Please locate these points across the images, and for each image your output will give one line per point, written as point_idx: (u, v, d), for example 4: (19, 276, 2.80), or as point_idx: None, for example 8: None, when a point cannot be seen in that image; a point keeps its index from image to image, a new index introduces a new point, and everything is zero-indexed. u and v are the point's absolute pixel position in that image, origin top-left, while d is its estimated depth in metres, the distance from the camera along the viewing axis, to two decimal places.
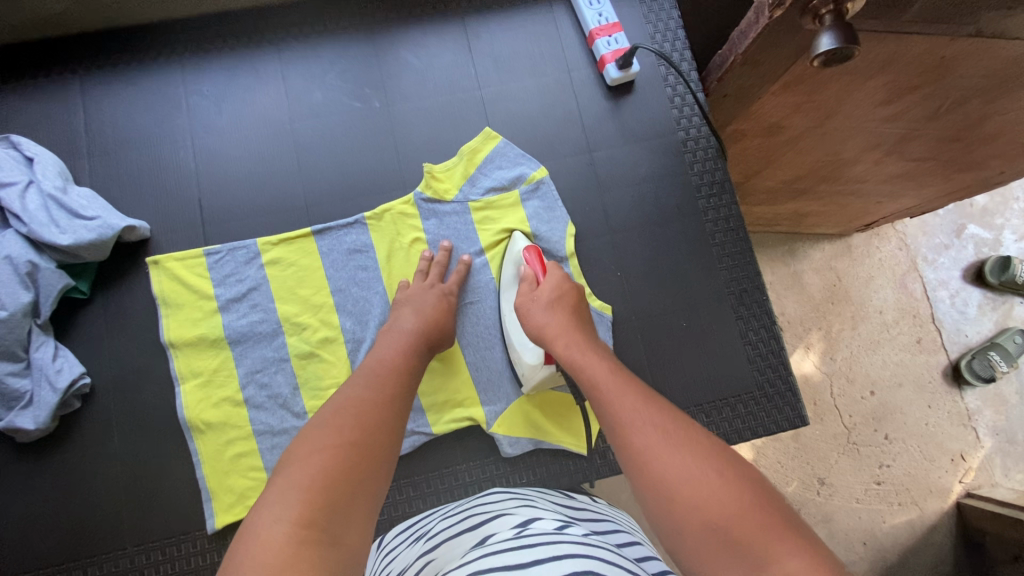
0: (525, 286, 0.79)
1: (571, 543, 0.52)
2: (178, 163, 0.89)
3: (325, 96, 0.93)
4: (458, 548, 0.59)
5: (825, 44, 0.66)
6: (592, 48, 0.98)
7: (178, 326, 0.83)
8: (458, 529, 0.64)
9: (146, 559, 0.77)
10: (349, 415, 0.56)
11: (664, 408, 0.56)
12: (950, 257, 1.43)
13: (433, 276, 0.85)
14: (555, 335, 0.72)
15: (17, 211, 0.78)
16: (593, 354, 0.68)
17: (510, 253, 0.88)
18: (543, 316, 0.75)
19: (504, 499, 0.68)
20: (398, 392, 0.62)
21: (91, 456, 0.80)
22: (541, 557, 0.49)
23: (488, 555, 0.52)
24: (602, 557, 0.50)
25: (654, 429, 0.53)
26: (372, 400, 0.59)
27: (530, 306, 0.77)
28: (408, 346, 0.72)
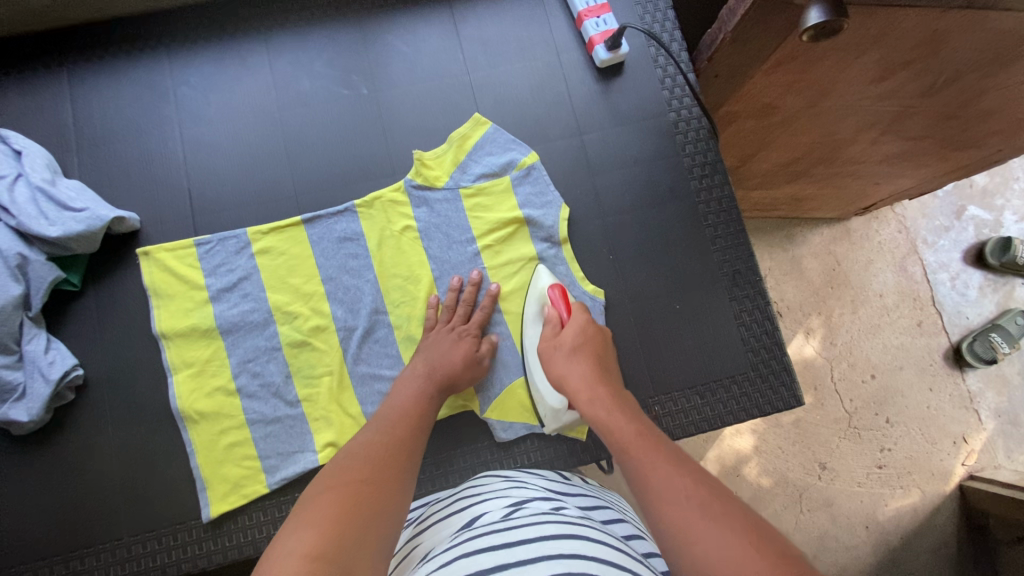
0: (549, 330, 0.79)
1: (557, 523, 0.52)
2: (166, 154, 0.89)
3: (313, 84, 0.93)
4: (448, 530, 0.60)
5: (813, 19, 0.68)
6: (580, 30, 0.97)
7: (170, 317, 0.83)
8: (448, 511, 0.64)
9: (142, 548, 0.78)
10: (361, 461, 0.57)
11: (703, 479, 0.52)
12: (950, 239, 1.42)
13: (458, 316, 0.84)
14: (578, 388, 0.71)
15: (5, 204, 0.78)
16: (620, 413, 0.65)
17: (531, 290, 0.85)
18: (565, 365, 0.74)
19: (492, 480, 0.68)
20: (408, 437, 0.64)
21: (86, 447, 0.80)
22: (525, 537, 0.49)
23: (475, 537, 0.52)
24: (586, 537, 0.50)
25: (696, 508, 0.48)
26: (383, 445, 0.61)
27: (554, 355, 0.76)
28: (423, 393, 0.74)
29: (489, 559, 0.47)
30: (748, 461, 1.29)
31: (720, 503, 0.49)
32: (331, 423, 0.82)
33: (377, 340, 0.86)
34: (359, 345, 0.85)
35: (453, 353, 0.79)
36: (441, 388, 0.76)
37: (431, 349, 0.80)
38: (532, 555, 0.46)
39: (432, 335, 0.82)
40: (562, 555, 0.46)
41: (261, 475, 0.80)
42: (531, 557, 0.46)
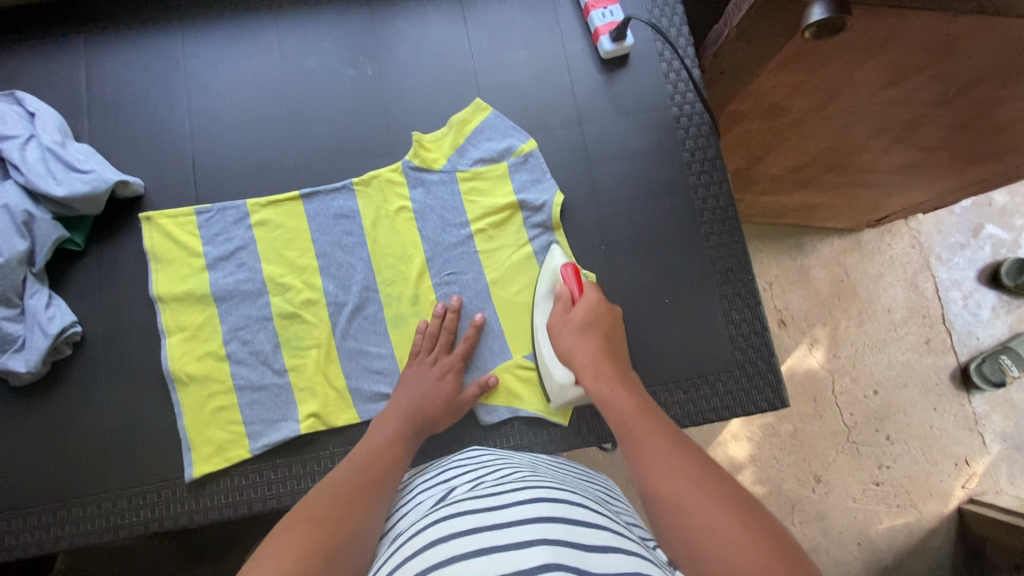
0: (560, 306, 0.80)
1: (536, 490, 0.54)
2: (174, 124, 0.91)
3: (319, 62, 0.94)
4: (429, 494, 0.62)
5: (816, 15, 0.67)
6: (587, 21, 0.97)
7: (167, 281, 0.86)
8: (434, 478, 0.66)
9: (127, 502, 0.80)
10: (330, 495, 0.60)
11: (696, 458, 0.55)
12: (965, 257, 1.39)
13: (441, 345, 0.84)
14: (584, 363, 0.73)
15: (16, 161, 0.81)
16: (622, 389, 0.68)
17: (544, 269, 0.86)
18: (575, 342, 0.75)
19: (480, 454, 0.70)
20: (383, 473, 0.66)
21: (80, 402, 0.83)
22: (506, 502, 0.51)
23: (457, 503, 0.54)
24: (566, 501, 0.52)
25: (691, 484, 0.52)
26: (356, 481, 0.63)
27: (564, 330, 0.77)
28: (401, 434, 0.74)
29: (467, 520, 0.49)
30: (742, 469, 1.28)
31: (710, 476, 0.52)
32: (316, 394, 0.84)
33: (366, 317, 0.87)
34: (348, 320, 0.86)
35: (431, 387, 0.80)
36: (417, 422, 0.77)
37: (415, 387, 0.80)
38: (510, 519, 0.48)
39: (413, 368, 0.82)
40: (539, 518, 0.48)
41: (244, 441, 0.82)
42: (509, 519, 0.48)
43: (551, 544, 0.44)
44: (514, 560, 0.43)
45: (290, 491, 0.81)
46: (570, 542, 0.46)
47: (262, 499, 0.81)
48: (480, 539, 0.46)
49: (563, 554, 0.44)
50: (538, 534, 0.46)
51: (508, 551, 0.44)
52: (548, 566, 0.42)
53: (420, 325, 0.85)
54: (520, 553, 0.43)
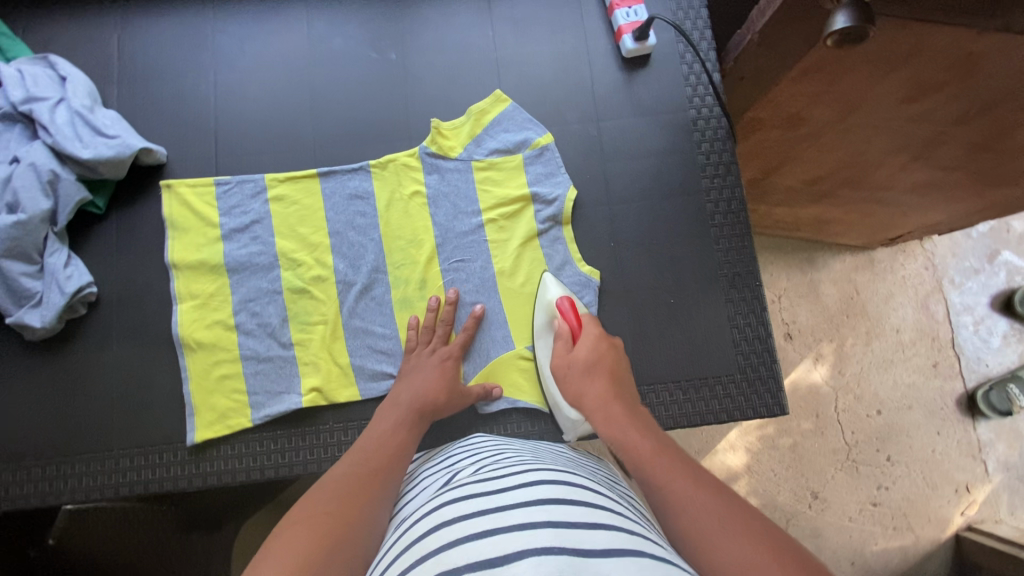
0: (563, 346, 0.80)
1: (535, 473, 0.56)
2: (199, 97, 0.93)
3: (344, 44, 0.96)
4: (432, 481, 0.63)
5: (839, 23, 0.67)
6: (611, 19, 0.97)
7: (183, 249, 0.87)
8: (437, 467, 0.67)
9: (130, 462, 0.82)
10: (329, 491, 0.60)
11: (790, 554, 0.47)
12: (979, 282, 1.38)
13: (438, 336, 0.85)
14: (593, 407, 0.72)
15: (45, 122, 0.83)
16: (635, 427, 0.67)
17: (539, 301, 0.87)
18: (582, 384, 0.75)
19: (483, 441, 0.72)
20: (382, 464, 0.66)
21: (90, 362, 0.85)
22: (506, 488, 0.52)
23: (457, 489, 0.55)
24: (566, 483, 0.54)
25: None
26: (358, 474, 0.63)
27: (568, 374, 0.77)
28: (402, 420, 0.75)
29: (469, 506, 0.50)
30: (738, 480, 1.28)
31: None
32: (319, 368, 0.85)
33: (374, 298, 0.88)
34: (355, 299, 0.88)
35: (431, 378, 0.80)
36: (421, 412, 0.77)
37: (415, 378, 0.81)
38: (510, 503, 0.49)
39: (413, 359, 0.83)
40: (540, 501, 0.49)
41: (247, 410, 0.84)
42: (511, 503, 0.49)
43: (554, 525, 0.45)
44: (517, 540, 0.43)
45: (288, 462, 0.83)
46: (572, 523, 0.46)
47: (260, 468, 0.83)
48: (481, 522, 0.47)
49: (565, 534, 0.44)
50: (541, 516, 0.46)
51: (511, 531, 0.44)
52: (551, 547, 0.42)
53: (411, 320, 0.86)
54: (523, 535, 0.44)
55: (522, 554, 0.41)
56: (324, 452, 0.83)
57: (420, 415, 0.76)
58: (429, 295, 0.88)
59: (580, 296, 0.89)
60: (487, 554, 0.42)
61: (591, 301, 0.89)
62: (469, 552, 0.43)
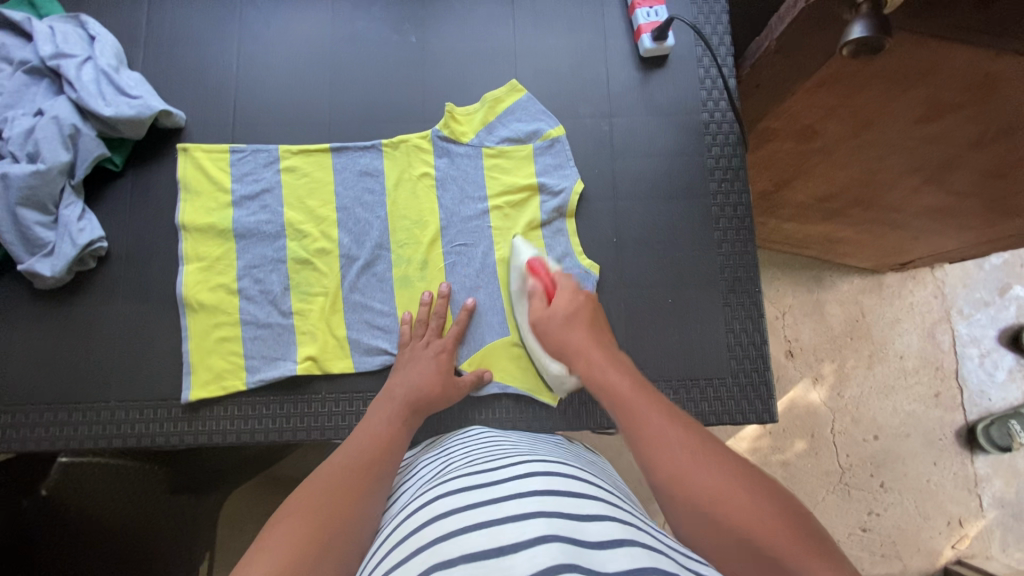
0: (539, 302, 0.79)
1: (530, 464, 0.56)
2: (222, 66, 0.95)
3: (367, 25, 0.97)
4: (428, 475, 0.64)
5: (855, 33, 0.67)
6: (631, 18, 0.98)
7: (194, 211, 0.89)
8: (433, 461, 0.68)
9: (125, 414, 0.84)
10: (326, 482, 0.61)
11: (778, 500, 0.50)
12: (988, 315, 1.37)
13: (431, 330, 0.85)
14: (576, 350, 0.70)
15: (71, 78, 0.85)
16: (615, 369, 0.66)
17: (514, 265, 0.88)
18: (563, 333, 0.72)
19: (479, 435, 0.73)
20: (378, 457, 0.66)
21: (96, 316, 0.87)
22: (500, 479, 0.53)
23: (454, 479, 0.56)
24: (561, 474, 0.55)
25: (771, 531, 0.48)
26: (352, 467, 0.64)
27: (548, 326, 0.74)
28: (394, 414, 0.74)
29: (463, 498, 0.51)
30: None
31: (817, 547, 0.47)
32: (315, 339, 0.87)
33: (375, 275, 0.89)
34: (357, 275, 0.89)
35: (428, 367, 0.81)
36: (416, 405, 0.76)
37: (410, 369, 0.81)
38: (504, 495, 0.50)
39: (407, 352, 0.83)
40: (534, 492, 0.50)
41: (241, 373, 0.85)
42: (505, 495, 0.50)
43: (549, 516, 0.46)
44: (512, 532, 0.44)
45: (278, 428, 0.84)
46: (566, 513, 0.47)
47: (251, 432, 0.84)
48: (476, 514, 0.48)
49: (561, 526, 0.45)
50: (535, 507, 0.47)
51: (505, 524, 0.45)
52: (544, 536, 0.43)
53: (405, 316, 0.86)
54: (515, 526, 0.45)
55: (518, 546, 0.42)
56: (314, 421, 0.85)
57: (413, 410, 0.76)
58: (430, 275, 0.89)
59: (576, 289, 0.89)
60: (483, 545, 0.43)
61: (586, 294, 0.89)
62: (464, 545, 0.44)
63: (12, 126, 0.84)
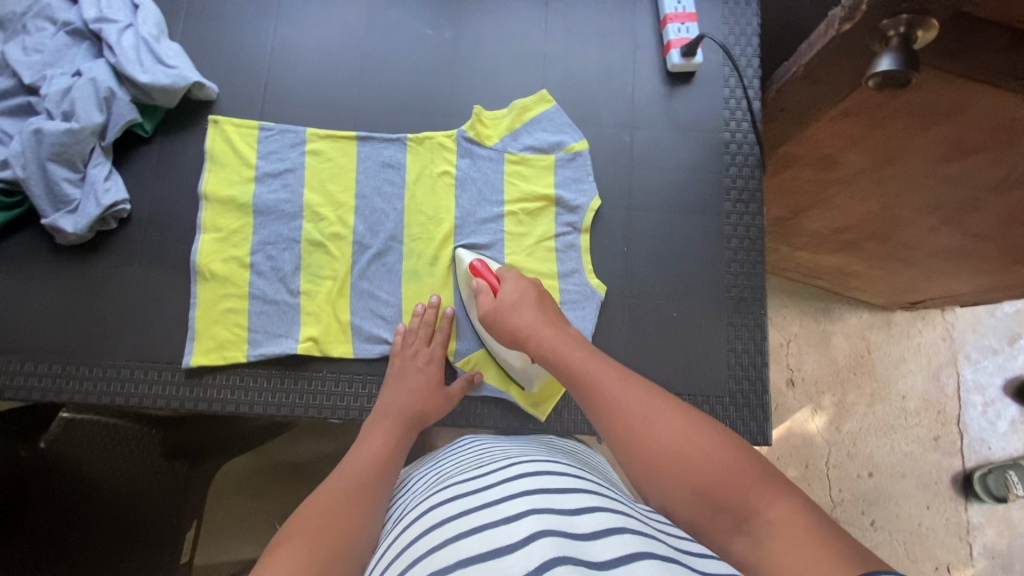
0: (484, 297, 0.79)
1: (522, 465, 0.58)
2: (258, 45, 0.97)
3: (403, 18, 0.99)
4: (425, 484, 0.65)
5: (883, 66, 0.67)
6: (662, 32, 0.99)
7: (216, 183, 0.91)
8: (430, 469, 0.69)
9: (130, 374, 0.86)
10: (324, 502, 0.62)
11: (726, 441, 0.51)
12: (995, 363, 1.35)
13: (422, 338, 0.86)
14: (528, 330, 0.71)
15: (111, 43, 0.88)
16: (568, 342, 0.67)
17: (460, 273, 0.89)
18: (514, 315, 0.73)
19: (475, 440, 0.74)
20: (375, 477, 0.68)
21: (111, 276, 0.89)
22: (493, 483, 0.54)
23: (451, 486, 0.57)
24: (552, 473, 0.56)
25: (717, 469, 0.50)
26: (351, 486, 0.65)
27: (498, 314, 0.76)
28: (390, 433, 0.76)
29: (458, 505, 0.52)
30: None
31: (769, 473, 0.48)
32: (319, 320, 0.88)
33: (385, 264, 0.91)
34: (368, 262, 0.90)
35: (417, 385, 0.82)
36: (410, 424, 0.79)
37: (403, 384, 0.82)
38: (497, 497, 0.51)
39: (398, 363, 0.84)
40: (525, 491, 0.51)
41: (244, 345, 0.87)
42: (498, 497, 0.51)
43: (540, 513, 0.47)
44: (506, 533, 0.45)
45: (277, 402, 0.86)
46: (557, 508, 0.48)
47: (250, 403, 0.86)
48: (472, 518, 0.49)
49: (553, 521, 0.46)
50: (527, 506, 0.48)
51: (498, 526, 0.46)
52: (537, 533, 0.44)
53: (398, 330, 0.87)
54: (509, 527, 0.46)
55: (512, 545, 0.43)
56: (313, 399, 0.86)
57: (408, 427, 0.78)
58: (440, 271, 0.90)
59: (581, 307, 0.90)
60: (479, 548, 0.45)
61: (591, 312, 0.89)
62: (460, 551, 0.45)
63: (50, 85, 0.87)
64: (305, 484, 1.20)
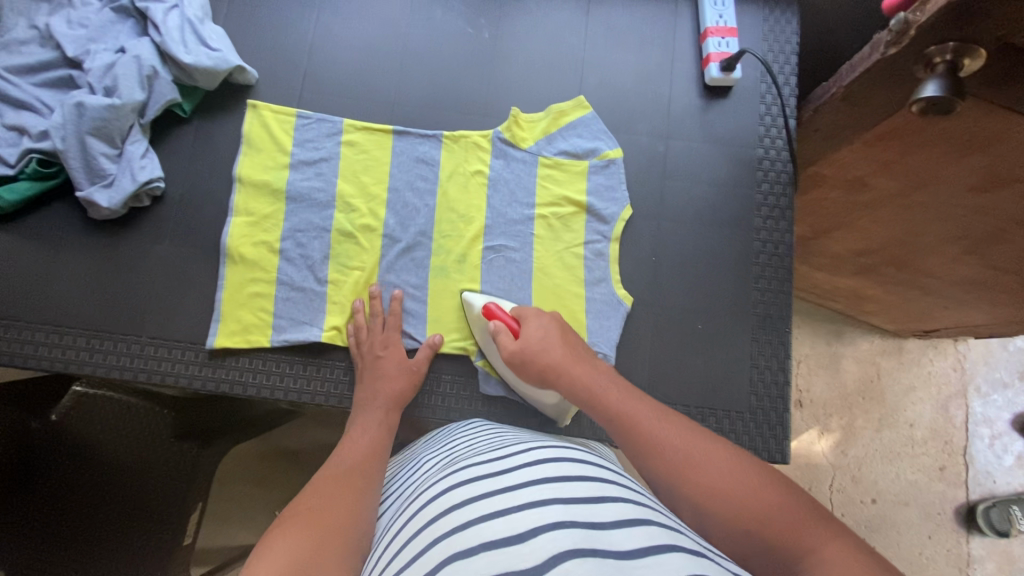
0: (506, 338, 0.73)
1: (543, 450, 0.57)
2: (299, 33, 0.98)
3: (444, 15, 0.99)
4: (437, 463, 0.64)
5: (929, 91, 0.67)
6: (702, 46, 0.99)
7: (251, 167, 0.91)
8: (441, 450, 0.69)
9: (153, 351, 0.86)
10: (327, 481, 0.63)
11: (772, 480, 0.52)
12: (1005, 397, 1.35)
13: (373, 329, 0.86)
14: (559, 371, 0.67)
15: (157, 22, 0.89)
16: (601, 381, 0.65)
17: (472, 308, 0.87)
18: (545, 357, 0.69)
19: (485, 425, 0.74)
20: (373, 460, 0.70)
21: (139, 253, 0.89)
22: (513, 467, 0.53)
23: (467, 467, 0.56)
24: (571, 458, 0.55)
25: (766, 509, 0.49)
26: (350, 468, 0.67)
27: (525, 357, 0.70)
28: (380, 422, 0.78)
29: (477, 487, 0.51)
30: None
31: (815, 514, 0.48)
32: (345, 311, 0.88)
33: (413, 259, 0.91)
34: (396, 256, 0.91)
35: (391, 369, 0.83)
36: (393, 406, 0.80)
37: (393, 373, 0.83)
38: (519, 482, 0.50)
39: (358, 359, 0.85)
40: (548, 477, 0.50)
41: (269, 330, 0.87)
42: (518, 482, 0.50)
43: (567, 503, 0.46)
44: (529, 519, 0.45)
45: (298, 388, 0.86)
46: (581, 497, 0.48)
47: (270, 388, 0.86)
48: (494, 502, 0.48)
49: (578, 513, 0.45)
50: (549, 493, 0.47)
51: (523, 511, 0.46)
52: (562, 523, 0.44)
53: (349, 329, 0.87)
54: (532, 513, 0.45)
55: (537, 531, 0.43)
56: (334, 388, 0.86)
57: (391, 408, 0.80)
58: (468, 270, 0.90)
59: (607, 316, 0.90)
60: (503, 533, 0.44)
61: (617, 323, 0.89)
62: (483, 535, 0.44)
63: (94, 59, 0.88)
64: (312, 477, 1.20)
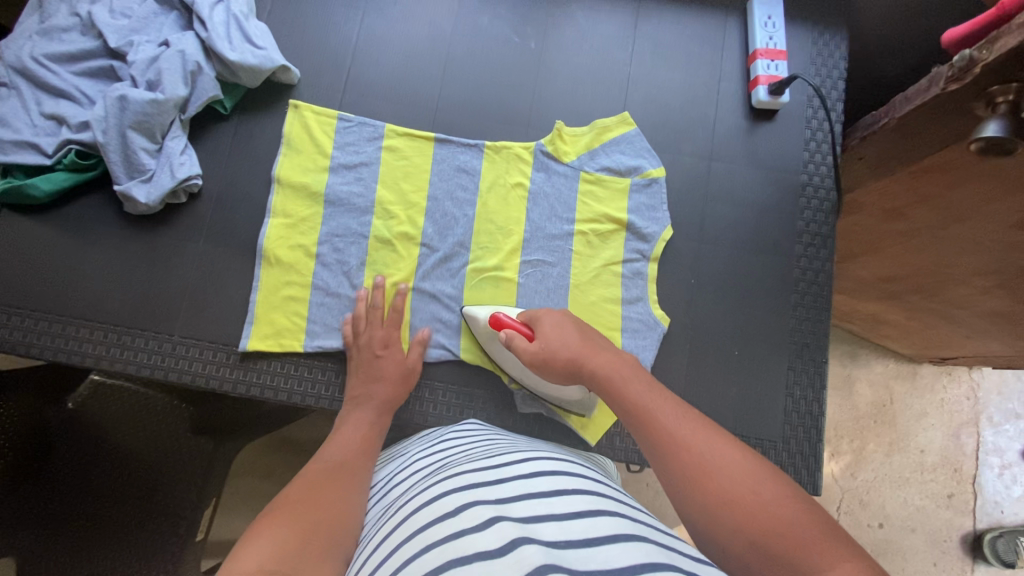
0: (518, 343, 0.73)
1: (536, 463, 0.54)
2: (343, 33, 0.97)
3: (490, 22, 0.98)
4: (425, 466, 0.61)
5: (990, 130, 0.66)
6: (750, 67, 0.98)
7: (289, 168, 0.90)
8: (431, 449, 0.66)
9: (184, 350, 0.85)
10: (316, 475, 0.60)
11: (789, 496, 0.48)
12: (1017, 427, 1.34)
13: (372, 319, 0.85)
14: (575, 363, 0.67)
15: (203, 17, 0.87)
16: (625, 372, 0.63)
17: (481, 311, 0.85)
18: (564, 355, 0.69)
19: (476, 430, 0.71)
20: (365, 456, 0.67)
21: (172, 249, 0.88)
22: (505, 477, 0.50)
23: (457, 473, 0.53)
24: (568, 474, 0.53)
25: (780, 524, 0.46)
26: (343, 464, 0.64)
27: (543, 360, 0.70)
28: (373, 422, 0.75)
29: (468, 495, 0.48)
30: None
31: (829, 534, 0.45)
32: None
33: (450, 269, 0.90)
34: (433, 265, 0.89)
35: (390, 371, 0.81)
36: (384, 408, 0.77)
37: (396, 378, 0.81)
38: (511, 494, 0.47)
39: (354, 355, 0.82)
40: (543, 493, 0.48)
41: (302, 335, 0.86)
42: (510, 495, 0.47)
43: (560, 520, 0.44)
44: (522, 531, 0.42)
45: (330, 395, 0.85)
46: (578, 512, 0.45)
47: (299, 393, 0.85)
48: (485, 511, 0.45)
49: (571, 526, 0.43)
50: (544, 509, 0.45)
51: (517, 523, 0.43)
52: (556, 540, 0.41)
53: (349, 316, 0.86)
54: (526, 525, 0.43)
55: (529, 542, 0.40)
56: None
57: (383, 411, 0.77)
58: (505, 284, 0.90)
59: (643, 336, 0.89)
60: (495, 542, 0.41)
61: (653, 343, 0.89)
62: (475, 543, 0.41)
63: (137, 52, 0.86)
64: None
